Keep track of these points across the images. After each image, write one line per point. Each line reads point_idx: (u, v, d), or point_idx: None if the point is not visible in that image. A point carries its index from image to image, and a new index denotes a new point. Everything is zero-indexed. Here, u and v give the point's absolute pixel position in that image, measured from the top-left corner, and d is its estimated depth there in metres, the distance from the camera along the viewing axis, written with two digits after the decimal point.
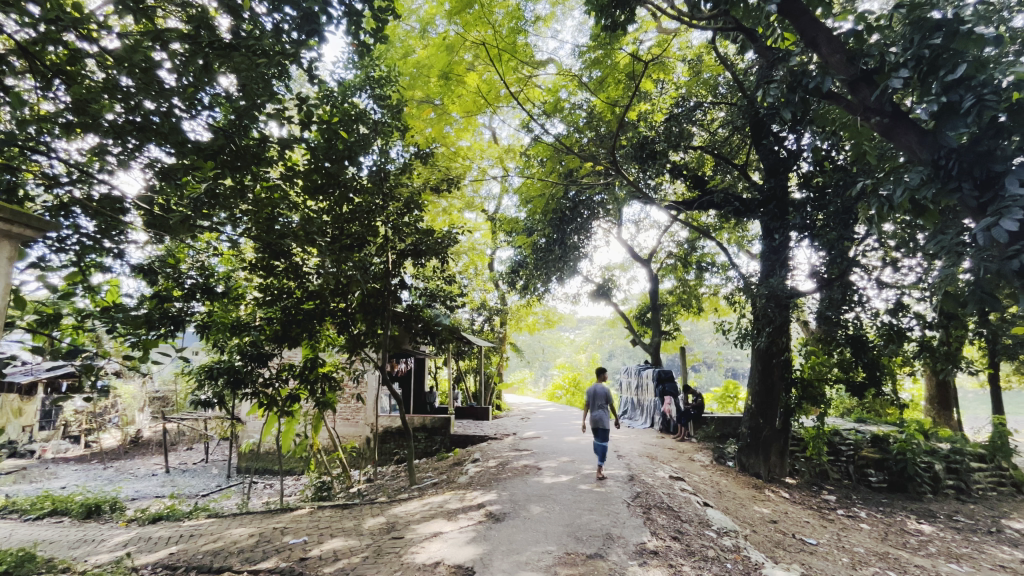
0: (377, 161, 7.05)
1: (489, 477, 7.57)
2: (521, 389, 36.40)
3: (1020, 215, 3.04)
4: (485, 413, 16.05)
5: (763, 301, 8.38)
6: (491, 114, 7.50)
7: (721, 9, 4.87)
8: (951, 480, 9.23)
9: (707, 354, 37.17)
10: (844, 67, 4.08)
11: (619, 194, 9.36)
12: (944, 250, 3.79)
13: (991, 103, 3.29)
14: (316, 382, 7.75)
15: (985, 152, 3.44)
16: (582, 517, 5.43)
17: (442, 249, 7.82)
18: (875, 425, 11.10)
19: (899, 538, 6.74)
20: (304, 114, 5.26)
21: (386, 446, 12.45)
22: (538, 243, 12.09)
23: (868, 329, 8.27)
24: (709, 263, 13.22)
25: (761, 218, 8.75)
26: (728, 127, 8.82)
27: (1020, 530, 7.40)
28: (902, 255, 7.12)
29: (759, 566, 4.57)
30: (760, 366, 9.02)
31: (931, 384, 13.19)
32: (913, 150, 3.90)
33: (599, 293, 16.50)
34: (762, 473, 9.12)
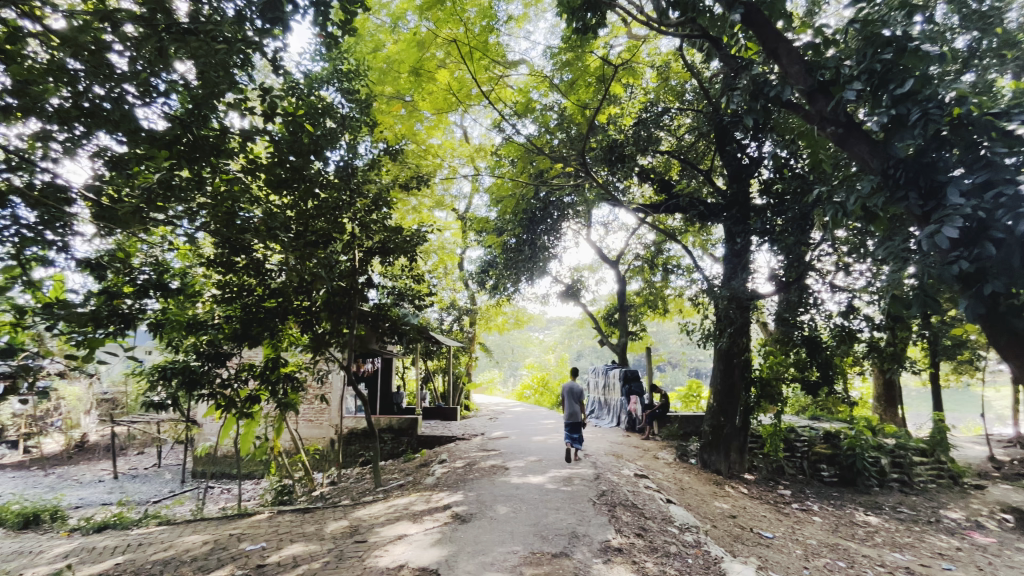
0: (345, 156, 6.86)
1: (455, 478, 7.50)
2: (489, 389, 36.41)
3: (960, 223, 3.21)
4: (453, 413, 15.92)
5: (725, 303, 8.66)
6: (463, 114, 7.46)
7: (688, 17, 5.02)
8: (896, 473, 9.75)
9: (672, 354, 38.16)
10: (803, 78, 4.26)
11: (588, 196, 9.47)
12: (892, 256, 3.98)
13: (936, 117, 3.49)
14: (277, 382, 7.50)
15: (928, 164, 3.62)
16: (548, 517, 5.45)
17: (411, 248, 7.70)
18: (828, 422, 11.72)
19: (849, 530, 7.06)
20: (268, 106, 5.09)
21: (350, 448, 12.20)
22: (508, 243, 12.06)
23: (822, 330, 8.64)
24: (674, 265, 13.54)
25: (724, 222, 8.96)
26: (694, 133, 9.05)
27: (957, 520, 7.86)
28: (853, 260, 7.46)
29: (718, 559, 4.70)
30: (722, 366, 9.28)
31: (879, 383, 13.90)
32: (864, 159, 4.02)
33: (568, 293, 16.63)
34: (723, 470, 9.38)
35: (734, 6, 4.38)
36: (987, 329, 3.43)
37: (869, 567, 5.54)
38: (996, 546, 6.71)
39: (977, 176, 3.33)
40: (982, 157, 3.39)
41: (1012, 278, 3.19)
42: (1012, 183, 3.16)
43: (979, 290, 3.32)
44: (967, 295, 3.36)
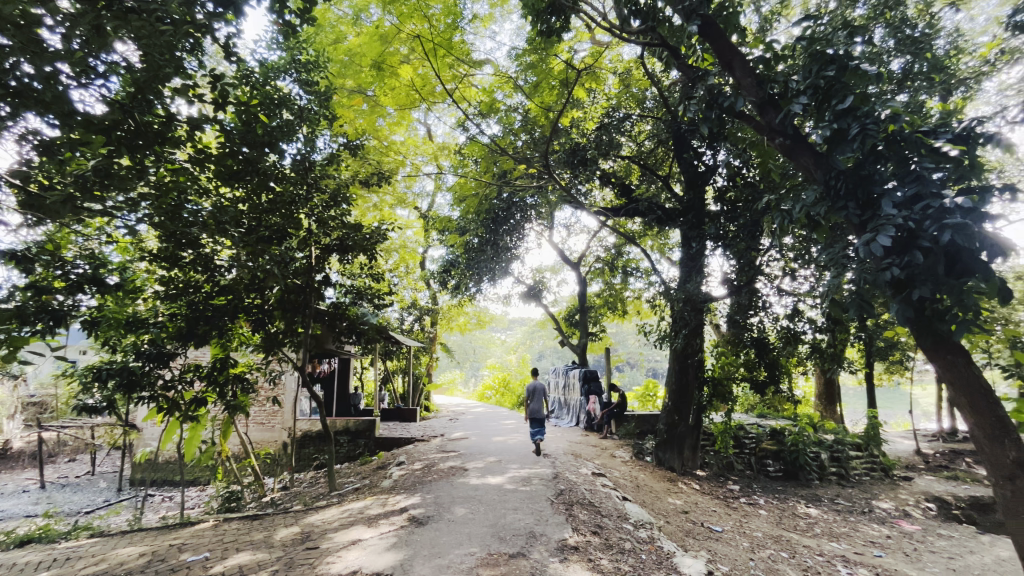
0: (301, 150, 6.65)
1: (413, 481, 7.37)
2: (450, 390, 36.09)
3: (893, 233, 3.43)
4: (413, 413, 15.70)
5: (680, 305, 8.96)
6: (426, 111, 7.29)
7: (648, 25, 5.19)
8: (834, 467, 10.36)
9: (630, 355, 39.09)
10: (754, 89, 4.45)
11: (551, 198, 9.56)
12: (833, 262, 4.20)
13: (872, 131, 3.69)
14: (226, 384, 7.16)
15: (866, 176, 3.83)
16: (507, 517, 5.45)
17: (371, 246, 7.50)
18: (773, 419, 12.33)
19: (791, 521, 7.44)
20: (219, 94, 4.86)
21: (304, 452, 11.81)
22: (470, 242, 12.00)
23: (769, 332, 9.15)
24: (634, 267, 13.89)
25: (681, 227, 9.29)
26: (653, 139, 9.28)
27: (887, 510, 8.43)
28: (798, 266, 7.87)
29: (670, 554, 4.84)
30: (677, 366, 9.54)
31: (820, 382, 14.73)
32: (809, 170, 4.26)
33: (531, 294, 16.73)
34: (677, 467, 9.67)
35: (692, 18, 4.61)
36: (915, 330, 3.66)
37: (809, 556, 5.84)
38: (921, 533, 7.23)
39: (908, 189, 3.57)
40: (912, 172, 3.63)
41: (936, 283, 3.43)
42: (938, 197, 3.40)
43: (909, 295, 3.54)
44: (897, 299, 3.58)
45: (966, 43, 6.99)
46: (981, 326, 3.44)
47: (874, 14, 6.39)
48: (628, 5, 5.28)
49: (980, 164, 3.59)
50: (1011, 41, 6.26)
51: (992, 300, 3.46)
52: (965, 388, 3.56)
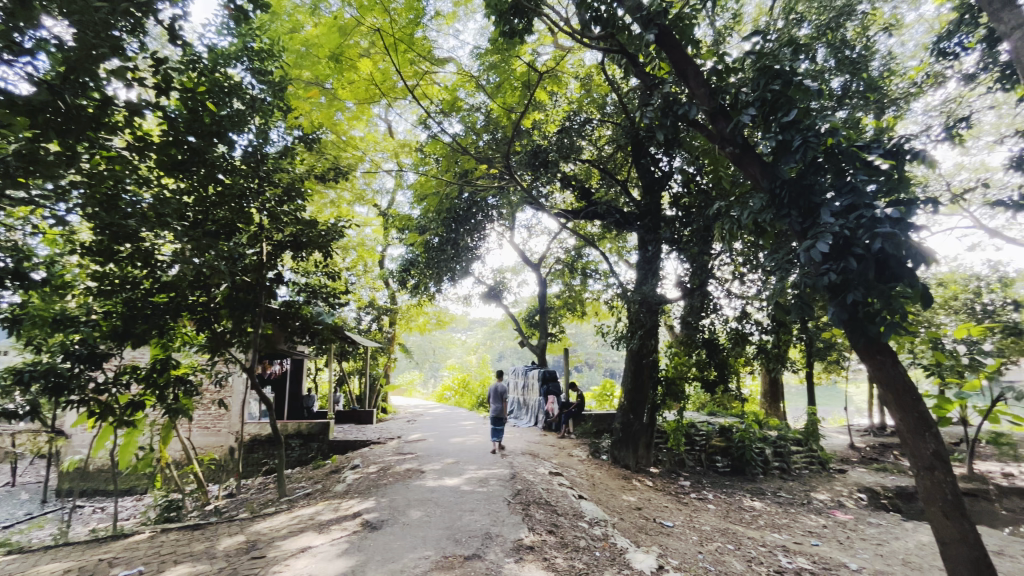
0: (254, 141, 6.21)
1: (367, 484, 7.20)
2: (408, 392, 35.50)
3: (830, 240, 3.63)
4: (369, 416, 15.34)
5: (636, 307, 9.24)
6: (387, 107, 7.11)
7: (608, 32, 5.29)
8: (777, 461, 10.93)
9: (589, 355, 39.77)
10: (707, 99, 4.62)
11: (512, 200, 9.61)
12: (778, 266, 4.40)
13: (813, 144, 3.91)
14: (167, 386, 6.74)
15: (807, 186, 4.05)
16: (463, 519, 5.41)
17: (326, 244, 7.28)
18: (722, 417, 12.89)
19: (737, 514, 7.79)
20: (162, 78, 4.57)
21: (252, 456, 11.33)
22: (431, 241, 11.87)
23: (719, 334, 9.50)
24: (593, 269, 14.11)
25: (637, 230, 9.58)
26: (613, 144, 9.46)
27: (824, 501, 8.96)
28: (746, 270, 8.23)
29: (623, 550, 4.95)
30: (632, 366, 9.76)
31: (765, 381, 15.50)
32: (756, 178, 4.45)
33: (491, 295, 16.71)
34: (631, 464, 9.90)
35: (650, 27, 4.74)
36: (849, 332, 3.89)
37: (752, 547, 6.11)
38: (853, 522, 7.72)
39: (844, 200, 3.80)
40: (848, 183, 3.87)
41: (868, 288, 3.67)
42: (870, 208, 3.65)
43: (843, 298, 3.77)
44: (834, 303, 3.80)
45: (898, 66, 7.51)
46: (906, 328, 3.71)
47: (817, 34, 6.81)
48: (589, 12, 5.37)
49: (907, 178, 3.88)
50: (934, 66, 6.82)
51: (916, 304, 3.74)
52: (892, 386, 3.83)
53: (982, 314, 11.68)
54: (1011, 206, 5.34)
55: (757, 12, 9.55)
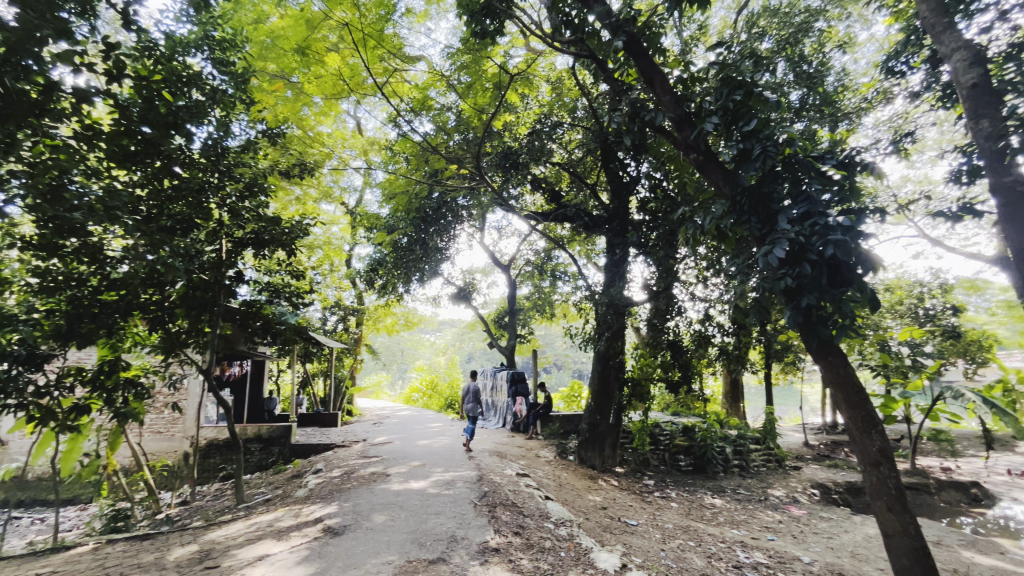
0: (213, 134, 6.05)
1: (330, 489, 7.02)
2: (375, 394, 34.90)
3: (787, 245, 3.78)
4: (333, 418, 14.99)
5: (604, 308, 9.44)
6: (356, 103, 6.98)
7: (578, 36, 5.34)
8: (737, 459, 11.30)
9: (557, 356, 40.12)
10: (673, 106, 4.73)
11: (482, 200, 9.59)
12: (739, 270, 4.54)
13: (772, 153, 4.06)
14: (115, 389, 6.34)
15: (766, 194, 4.19)
16: (428, 522, 5.35)
17: (290, 241, 7.06)
18: (685, 417, 13.22)
19: (699, 512, 8.00)
20: (114, 64, 4.31)
21: (208, 462, 10.87)
22: (399, 241, 11.69)
23: (683, 336, 9.74)
24: (562, 272, 14.21)
25: (606, 233, 9.73)
26: (583, 148, 9.56)
27: (780, 497, 9.31)
28: (709, 274, 8.48)
29: (588, 550, 5.00)
30: (599, 367, 9.89)
31: (727, 382, 15.98)
32: (719, 185, 4.58)
33: (460, 296, 16.62)
34: (597, 464, 10.02)
35: (619, 33, 4.81)
36: (803, 335, 4.06)
37: (713, 544, 6.28)
38: (806, 517, 8.06)
39: (800, 207, 3.96)
40: (803, 192, 4.04)
41: (821, 293, 3.83)
42: (824, 216, 3.81)
43: (798, 303, 3.92)
44: (790, 306, 3.95)
45: (851, 82, 7.90)
46: (856, 332, 3.90)
47: (777, 48, 7.10)
48: (560, 16, 5.42)
49: (858, 188, 4.09)
50: (883, 84, 7.23)
51: (865, 309, 3.94)
52: (842, 386, 4.01)
53: (924, 318, 12.41)
54: (950, 216, 5.70)
55: (722, 25, 9.88)
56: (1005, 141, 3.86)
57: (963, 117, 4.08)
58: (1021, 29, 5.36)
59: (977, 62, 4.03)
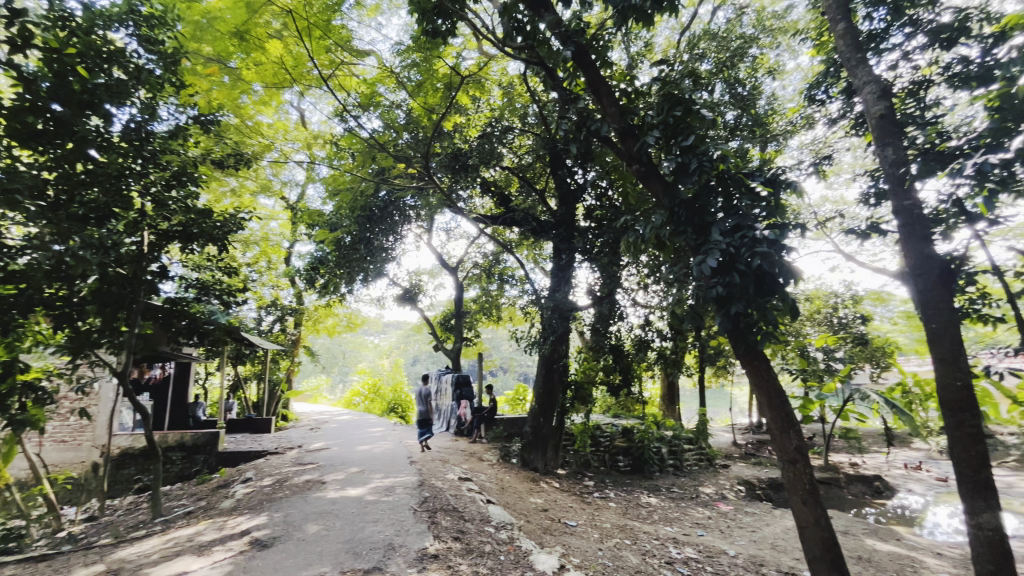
0: (136, 116, 5.64)
1: (259, 499, 6.64)
2: (313, 398, 33.42)
3: (719, 256, 4.00)
4: (267, 424, 14.22)
5: (549, 313, 9.60)
6: (299, 95, 6.72)
7: (528, 43, 5.39)
8: (672, 459, 11.80)
9: (503, 359, 40.26)
10: (617, 118, 4.88)
11: (431, 201, 9.45)
12: (676, 278, 4.73)
13: (707, 168, 4.28)
14: (11, 395, 5.64)
15: (701, 207, 4.43)
16: (365, 530, 5.18)
17: (222, 236, 6.61)
18: (625, 419, 13.64)
19: (636, 511, 8.28)
20: (20, 32, 3.94)
21: (122, 473, 9.97)
22: (342, 240, 11.28)
23: (625, 340, 10.04)
24: (509, 275, 14.24)
25: (552, 238, 9.88)
26: (532, 154, 9.66)
27: (710, 494, 9.82)
28: (650, 282, 8.82)
29: (527, 553, 5.03)
30: (544, 371, 9.99)
31: (664, 385, 16.67)
32: (659, 196, 4.78)
33: (405, 297, 16.29)
34: (540, 467, 10.12)
35: (568, 43, 4.92)
36: (732, 340, 4.31)
37: (647, 541, 6.51)
38: (733, 512, 8.55)
39: (731, 220, 4.20)
40: (735, 207, 4.30)
41: (749, 301, 4.10)
42: (752, 229, 4.06)
43: (728, 310, 4.17)
44: (720, 313, 4.19)
45: (779, 106, 8.50)
46: (778, 338, 4.19)
47: (715, 69, 7.53)
48: (512, 22, 5.45)
49: (783, 205, 4.40)
50: (807, 110, 7.83)
51: (788, 316, 4.23)
52: (764, 388, 4.31)
53: (839, 326, 13.56)
54: (860, 233, 6.27)
55: (666, 43, 10.34)
56: (906, 168, 4.27)
57: (873, 144, 4.48)
58: (920, 68, 5.96)
59: (884, 95, 4.44)
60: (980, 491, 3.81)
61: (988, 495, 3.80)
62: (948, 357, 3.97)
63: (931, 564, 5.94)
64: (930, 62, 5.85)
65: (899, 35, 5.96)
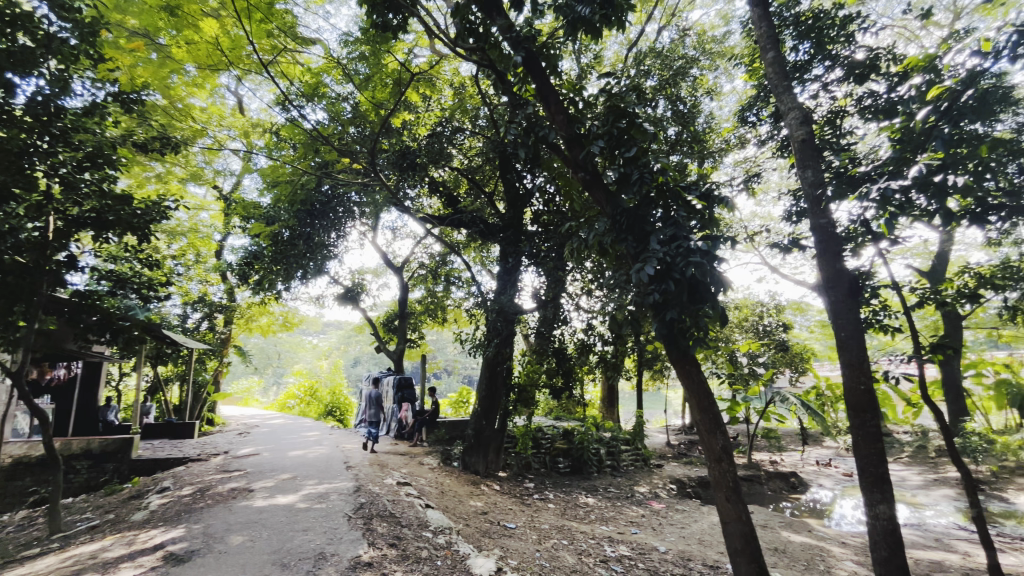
0: (44, 88, 5.06)
1: (177, 510, 6.15)
2: (244, 400, 31.47)
3: (656, 264, 4.15)
4: (190, 429, 13.22)
5: (494, 316, 9.62)
6: (236, 80, 6.41)
7: (479, 45, 5.38)
8: (609, 460, 12.17)
9: (448, 362, 39.92)
10: (564, 126, 5.00)
11: (376, 198, 9.20)
12: (617, 284, 4.89)
13: (647, 180, 4.47)
14: None
15: (642, 216, 4.59)
16: (294, 540, 4.94)
17: (143, 225, 5.96)
18: (566, 421, 13.92)
19: (574, 511, 8.46)
20: None
21: (13, 485, 8.83)
22: (279, 235, 10.73)
23: (568, 344, 10.24)
24: (456, 277, 14.10)
25: (499, 241, 9.91)
26: (482, 157, 9.64)
27: (644, 493, 10.21)
28: (593, 287, 9.07)
29: (465, 557, 4.99)
30: (488, 373, 9.96)
31: (605, 388, 17.16)
32: (602, 204, 4.93)
33: (347, 297, 15.74)
34: (481, 470, 10.07)
35: (518, 49, 4.96)
36: (666, 345, 4.52)
37: (584, 541, 6.66)
38: (665, 510, 8.93)
39: (668, 231, 4.40)
40: (672, 218, 4.50)
41: (681, 308, 4.32)
42: (687, 240, 4.26)
43: (664, 316, 4.36)
44: (656, 319, 4.39)
45: (716, 125, 9.01)
46: (708, 344, 4.44)
47: (659, 86, 7.89)
48: (465, 23, 5.43)
49: (716, 219, 4.66)
50: (740, 130, 8.35)
51: (718, 323, 4.48)
52: (695, 392, 4.53)
53: (763, 333, 14.58)
54: (782, 248, 6.79)
55: (615, 57, 10.69)
56: (822, 189, 4.65)
57: (795, 166, 4.83)
58: (837, 99, 6.53)
59: (806, 122, 4.81)
60: (877, 484, 4.21)
61: (883, 488, 4.21)
62: (854, 363, 4.35)
63: (837, 552, 6.48)
64: (846, 94, 6.42)
65: (820, 68, 6.52)
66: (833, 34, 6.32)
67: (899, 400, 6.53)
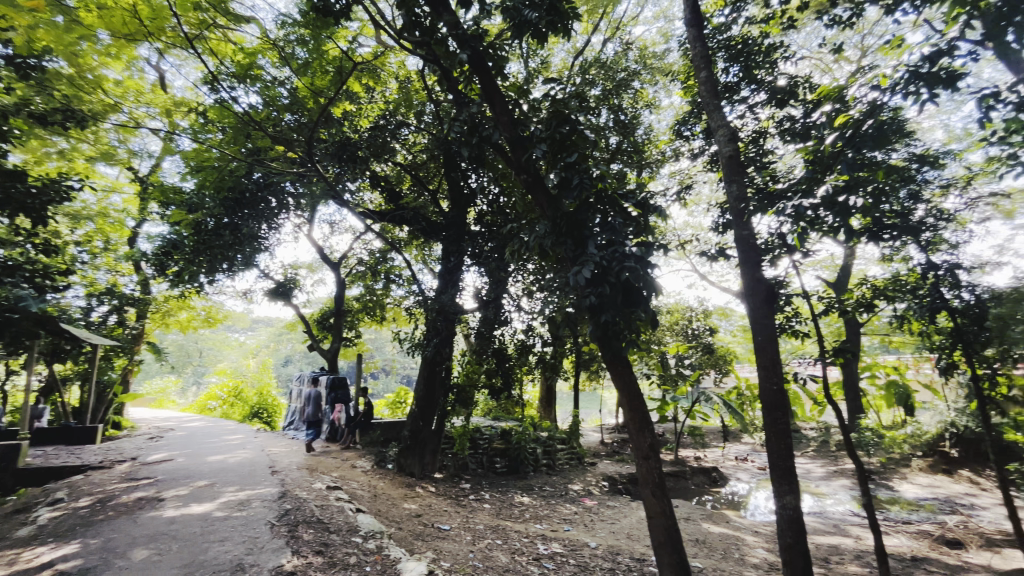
0: None
1: (72, 524, 5.54)
2: (157, 401, 28.94)
3: (592, 267, 4.27)
4: (92, 433, 11.98)
5: (434, 315, 9.47)
6: (158, 53, 5.93)
7: (424, 38, 5.26)
8: (545, 459, 12.38)
9: (387, 361, 38.96)
10: (508, 128, 5.04)
11: (313, 190, 8.79)
12: (556, 286, 4.97)
13: (587, 185, 4.58)
14: None
15: (581, 221, 4.70)
16: (208, 552, 4.61)
17: (40, 208, 5.31)
18: (504, 421, 13.99)
19: (509, 511, 8.52)
20: None
21: None
22: (203, 223, 9.92)
23: (508, 344, 10.30)
24: (396, 275, 13.74)
25: (442, 240, 9.79)
26: (426, 153, 9.47)
27: (577, 490, 10.48)
28: (534, 289, 9.19)
29: (396, 561, 4.87)
30: (426, 373, 9.72)
31: (543, 388, 17.42)
32: (543, 207, 5.00)
33: (278, 292, 14.90)
34: (416, 471, 9.86)
35: (465, 46, 4.91)
36: (602, 346, 4.64)
37: (517, 540, 6.72)
38: (597, 506, 9.21)
39: (605, 236, 4.55)
40: (609, 224, 4.65)
41: (616, 311, 4.47)
42: (622, 246, 4.43)
43: (599, 317, 4.49)
44: (591, 321, 4.50)
45: (654, 137, 9.41)
46: (639, 345, 4.63)
47: (602, 96, 8.13)
48: (410, 15, 5.28)
49: (650, 226, 4.87)
50: (675, 144, 8.78)
51: (649, 326, 4.68)
52: (627, 391, 4.71)
53: (692, 336, 15.44)
54: (710, 256, 7.20)
55: (562, 64, 10.90)
56: (745, 203, 4.99)
57: (722, 180, 5.15)
58: (761, 121, 7.03)
59: (733, 139, 5.13)
60: (785, 477, 4.57)
61: (790, 480, 4.57)
62: (768, 365, 4.71)
63: (750, 541, 6.98)
64: (768, 117, 6.93)
65: (747, 91, 7.00)
66: (759, 60, 6.80)
67: (808, 399, 7.12)
